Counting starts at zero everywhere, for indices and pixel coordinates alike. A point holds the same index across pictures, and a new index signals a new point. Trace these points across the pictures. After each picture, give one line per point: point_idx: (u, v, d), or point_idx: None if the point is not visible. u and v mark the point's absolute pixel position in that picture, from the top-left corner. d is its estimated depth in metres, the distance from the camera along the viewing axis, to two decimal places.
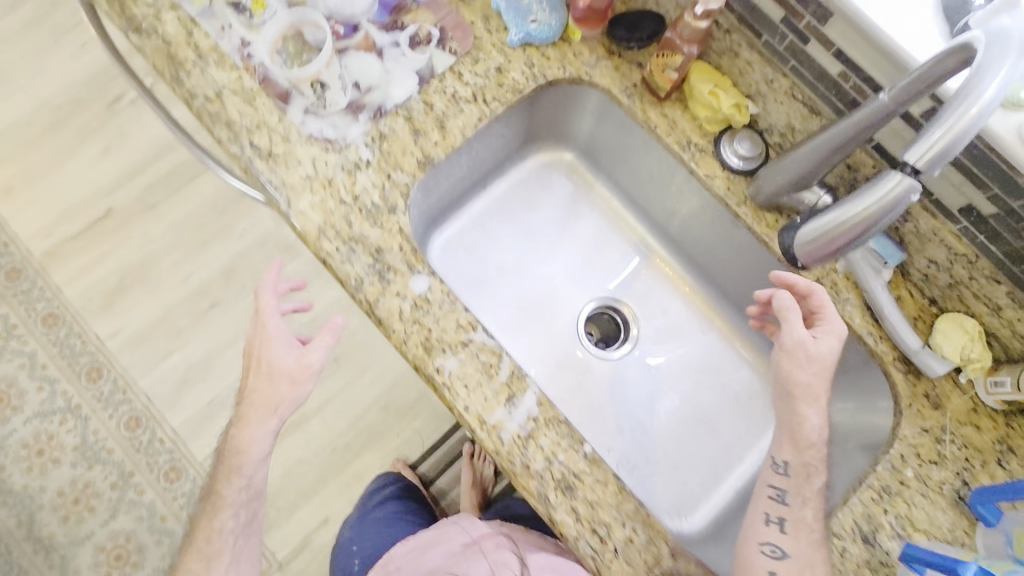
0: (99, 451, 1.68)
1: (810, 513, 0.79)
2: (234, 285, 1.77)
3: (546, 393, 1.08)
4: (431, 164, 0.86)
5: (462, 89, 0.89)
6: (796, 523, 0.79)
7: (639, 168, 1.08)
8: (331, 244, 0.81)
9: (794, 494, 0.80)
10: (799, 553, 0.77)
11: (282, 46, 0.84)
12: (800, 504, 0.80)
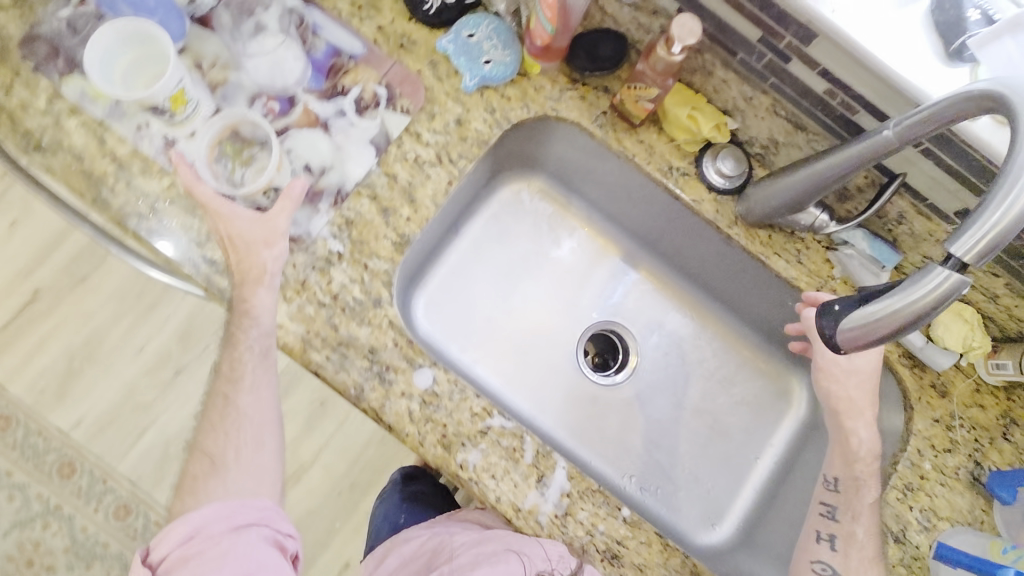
0: (94, 547, 1.59)
1: (860, 530, 0.83)
2: (194, 347, 1.65)
3: (559, 431, 1.08)
4: (408, 243, 0.79)
5: (425, 151, 0.81)
6: (847, 539, 0.83)
7: (615, 190, 1.04)
8: (320, 353, 0.75)
9: (845, 512, 0.84)
10: (850, 570, 0.82)
11: (221, 151, 0.76)
12: (850, 521, 0.83)
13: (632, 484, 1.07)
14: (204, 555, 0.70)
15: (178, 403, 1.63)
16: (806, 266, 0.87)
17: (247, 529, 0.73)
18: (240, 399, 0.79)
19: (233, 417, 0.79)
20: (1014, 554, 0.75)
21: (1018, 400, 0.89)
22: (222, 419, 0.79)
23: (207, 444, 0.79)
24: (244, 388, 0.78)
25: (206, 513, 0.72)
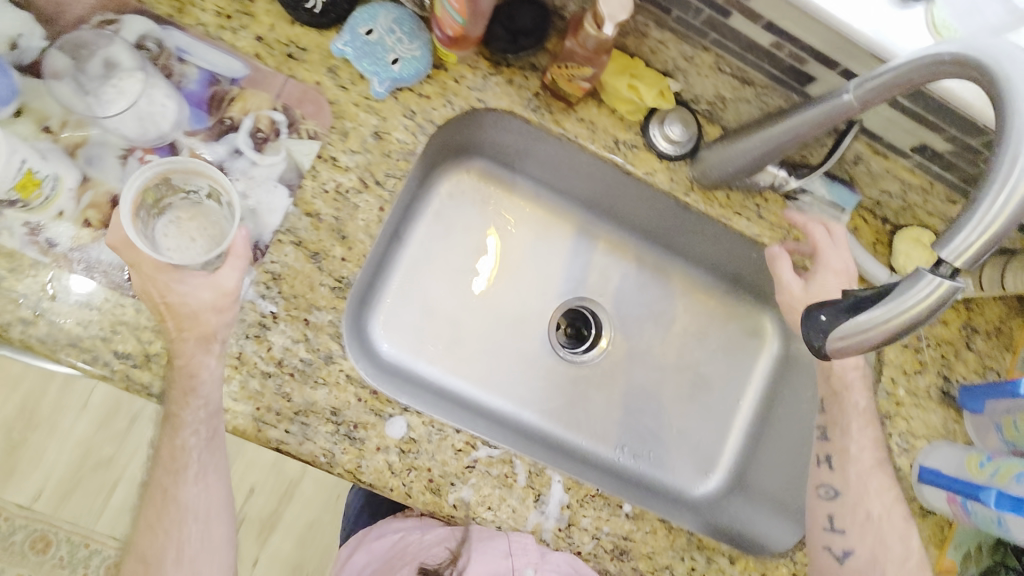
0: None
1: (851, 445, 0.84)
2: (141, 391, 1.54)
3: (548, 424, 1.02)
4: (349, 285, 0.71)
5: (345, 178, 0.71)
6: (843, 457, 0.85)
7: (559, 163, 0.95)
8: (277, 429, 0.68)
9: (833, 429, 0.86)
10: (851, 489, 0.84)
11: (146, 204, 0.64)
12: (841, 437, 0.85)
13: (626, 455, 1.04)
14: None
15: (140, 451, 1.53)
16: (767, 220, 0.83)
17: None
18: (184, 489, 0.70)
19: (173, 515, 0.70)
20: (990, 468, 0.76)
21: (976, 309, 0.91)
22: (157, 508, 0.70)
23: (145, 542, 0.70)
24: (188, 480, 0.70)
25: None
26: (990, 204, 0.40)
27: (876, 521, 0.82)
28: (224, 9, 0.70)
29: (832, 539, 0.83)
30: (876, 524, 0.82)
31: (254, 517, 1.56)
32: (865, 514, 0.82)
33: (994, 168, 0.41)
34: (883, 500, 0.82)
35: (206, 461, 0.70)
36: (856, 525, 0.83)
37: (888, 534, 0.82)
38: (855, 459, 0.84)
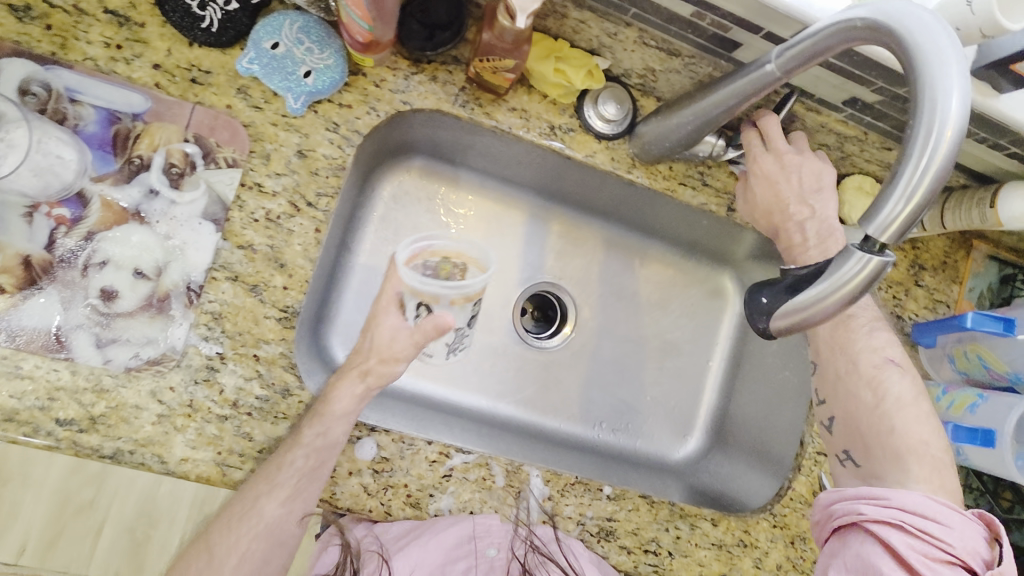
0: None
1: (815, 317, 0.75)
2: None
3: (524, 413, 1.02)
4: (295, 314, 0.69)
5: (274, 204, 0.68)
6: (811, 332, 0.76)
7: (500, 152, 0.93)
8: (243, 470, 0.66)
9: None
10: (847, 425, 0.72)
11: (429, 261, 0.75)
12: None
13: (605, 431, 1.06)
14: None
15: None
16: (712, 186, 0.84)
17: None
18: (267, 507, 0.63)
19: (250, 526, 0.63)
20: (946, 400, 0.80)
21: (923, 246, 0.93)
22: (230, 518, 0.63)
23: (209, 534, 0.63)
24: (274, 496, 0.64)
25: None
26: (913, 170, 0.41)
27: (848, 380, 0.71)
28: (113, 39, 0.65)
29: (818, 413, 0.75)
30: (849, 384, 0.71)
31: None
32: (836, 375, 0.72)
33: (911, 133, 0.42)
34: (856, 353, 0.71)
35: (294, 479, 0.64)
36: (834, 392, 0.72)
37: (861, 390, 0.70)
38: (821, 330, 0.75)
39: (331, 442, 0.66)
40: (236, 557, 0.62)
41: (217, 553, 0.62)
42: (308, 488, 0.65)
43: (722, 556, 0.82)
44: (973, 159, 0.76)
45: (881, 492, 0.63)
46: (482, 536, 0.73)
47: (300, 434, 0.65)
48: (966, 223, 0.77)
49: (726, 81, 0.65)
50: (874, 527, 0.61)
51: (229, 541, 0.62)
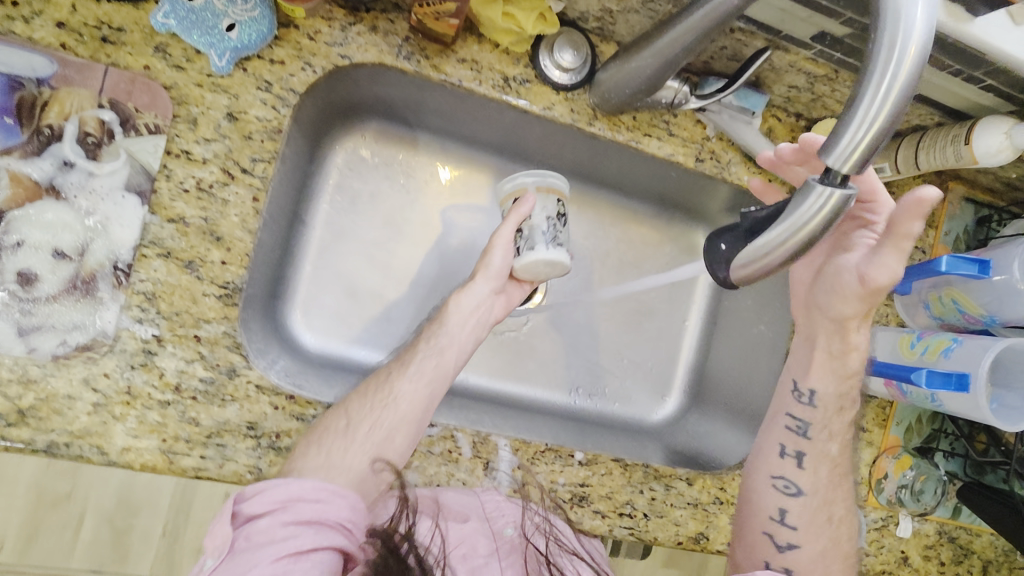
0: None
1: (829, 445, 0.77)
2: None
3: (497, 381, 1.00)
4: (237, 289, 0.64)
5: (205, 172, 0.63)
6: (814, 456, 0.77)
7: (456, 111, 0.88)
8: (192, 456, 0.63)
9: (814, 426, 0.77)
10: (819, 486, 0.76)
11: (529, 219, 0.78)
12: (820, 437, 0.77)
13: (581, 396, 1.04)
14: (252, 563, 0.51)
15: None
16: (678, 136, 0.79)
17: (334, 527, 0.56)
18: (398, 385, 0.70)
19: (380, 397, 0.69)
20: (921, 347, 0.78)
21: (897, 190, 0.90)
22: (366, 391, 0.69)
23: (348, 405, 0.68)
24: (410, 376, 0.71)
25: (300, 484, 0.57)
26: (875, 89, 0.37)
27: (835, 525, 0.76)
28: None
29: (777, 530, 0.75)
30: (833, 528, 0.76)
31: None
32: (826, 517, 0.76)
33: (873, 52, 0.38)
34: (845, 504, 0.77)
35: (429, 368, 0.72)
36: (807, 526, 0.75)
37: (844, 538, 0.76)
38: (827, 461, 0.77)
39: (448, 322, 0.76)
40: (368, 425, 0.66)
41: (354, 419, 0.66)
42: (428, 372, 0.72)
43: (698, 515, 0.82)
44: (949, 96, 0.72)
45: None
46: (495, 516, 0.68)
47: (435, 332, 0.76)
48: (941, 162, 0.75)
49: (682, 16, 0.60)
50: None
51: (364, 409, 0.67)
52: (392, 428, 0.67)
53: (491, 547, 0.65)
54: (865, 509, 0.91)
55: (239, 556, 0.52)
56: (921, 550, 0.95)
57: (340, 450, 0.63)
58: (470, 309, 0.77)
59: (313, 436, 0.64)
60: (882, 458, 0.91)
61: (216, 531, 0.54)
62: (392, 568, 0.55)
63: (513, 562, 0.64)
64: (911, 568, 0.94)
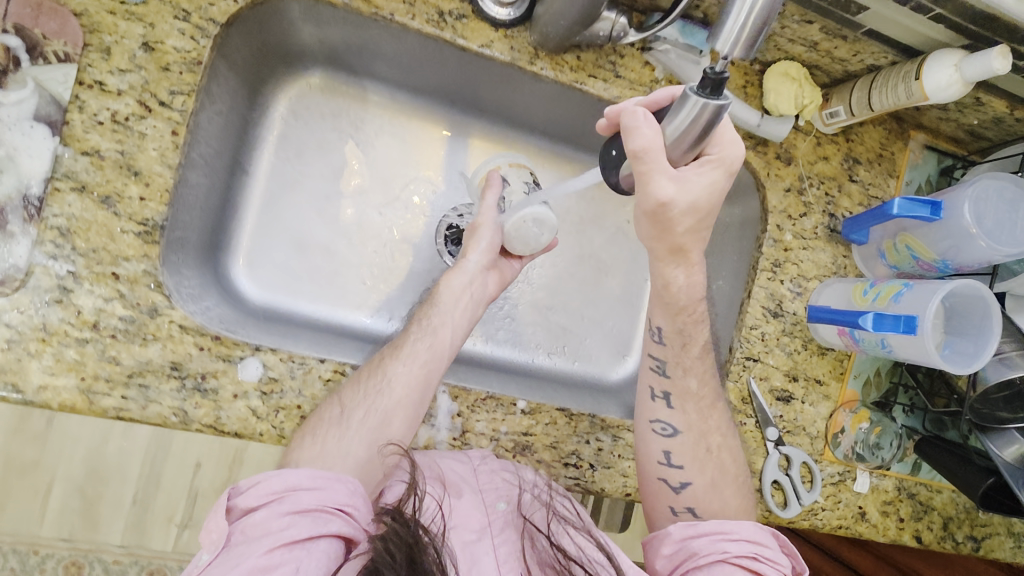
0: None
1: (693, 382, 0.78)
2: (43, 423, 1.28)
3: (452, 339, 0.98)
4: (160, 227, 0.63)
5: (120, 105, 0.61)
6: (681, 396, 0.78)
7: (402, 56, 0.85)
8: (113, 396, 0.61)
9: (676, 367, 0.79)
10: (691, 427, 0.78)
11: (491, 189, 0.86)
12: (683, 375, 0.78)
13: (540, 354, 1.02)
14: (248, 553, 0.53)
15: (74, 446, 1.29)
16: (626, 77, 0.77)
17: (332, 511, 0.57)
18: (395, 368, 0.70)
19: (375, 383, 0.69)
20: (873, 293, 0.77)
21: (857, 139, 0.88)
22: (360, 378, 0.69)
23: (342, 393, 0.68)
24: (404, 358, 0.71)
25: (296, 474, 0.59)
26: None
27: (716, 455, 0.78)
28: None
29: (669, 474, 0.77)
30: (716, 457, 0.78)
31: (205, 488, 1.37)
32: (705, 449, 0.78)
33: None
34: (724, 434, 0.79)
35: (423, 349, 0.73)
36: (694, 461, 0.77)
37: (727, 463, 0.78)
38: (696, 398, 0.78)
39: (440, 301, 0.77)
40: (363, 411, 0.67)
41: (348, 406, 0.67)
42: (422, 355, 0.72)
43: None
44: (904, 32, 0.69)
45: (729, 527, 0.71)
46: (488, 489, 0.67)
47: (429, 313, 0.77)
48: (894, 101, 0.72)
49: None
50: (738, 560, 0.69)
51: (358, 395, 0.67)
52: (387, 411, 0.68)
53: (483, 521, 0.64)
54: (820, 463, 0.88)
55: (236, 549, 0.54)
56: (879, 506, 0.90)
57: (336, 438, 0.65)
58: (462, 286, 0.79)
59: (308, 428, 0.65)
60: (839, 412, 0.89)
61: (213, 524, 0.56)
62: (410, 535, 0.55)
63: (506, 537, 0.63)
64: (868, 525, 0.89)
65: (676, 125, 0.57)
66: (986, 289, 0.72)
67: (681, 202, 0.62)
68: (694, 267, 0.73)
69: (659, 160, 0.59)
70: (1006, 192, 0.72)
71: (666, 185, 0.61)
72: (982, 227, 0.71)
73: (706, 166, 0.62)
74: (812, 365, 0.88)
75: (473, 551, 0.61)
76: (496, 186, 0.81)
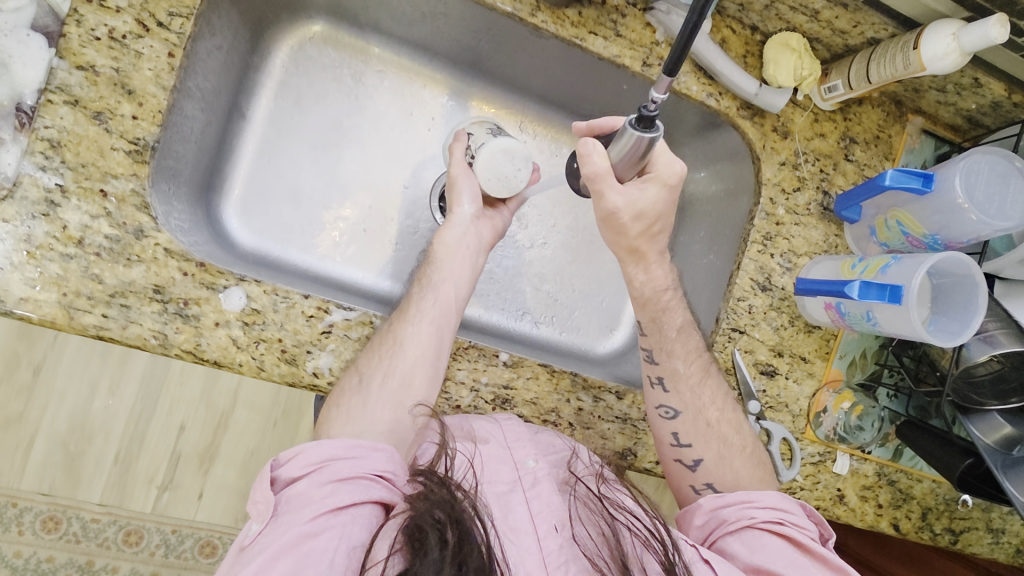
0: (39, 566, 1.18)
1: (680, 363, 0.78)
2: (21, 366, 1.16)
3: None
4: (153, 147, 0.64)
5: (118, 22, 0.63)
6: (674, 377, 0.77)
7: (406, 8, 0.85)
8: (94, 315, 0.61)
9: (660, 352, 0.78)
10: (688, 406, 0.76)
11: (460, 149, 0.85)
12: (668, 358, 0.78)
13: (527, 322, 0.98)
14: (293, 520, 0.52)
15: (59, 401, 1.17)
16: (626, 37, 0.79)
17: (372, 478, 0.57)
18: (399, 329, 0.70)
19: (388, 347, 0.68)
20: (860, 266, 0.77)
21: (855, 118, 0.88)
22: (373, 343, 0.69)
23: (358, 361, 0.68)
24: (415, 319, 0.71)
25: (333, 444, 0.58)
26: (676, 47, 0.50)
27: (717, 428, 0.76)
28: None
29: (682, 453, 0.76)
30: (717, 429, 0.76)
31: (189, 453, 1.22)
32: (706, 424, 0.76)
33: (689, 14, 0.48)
34: (721, 406, 0.77)
35: (429, 307, 0.72)
36: (699, 437, 0.76)
37: (730, 434, 0.76)
38: (685, 377, 0.77)
39: (439, 260, 0.77)
40: (381, 376, 0.67)
41: (366, 373, 0.67)
42: (428, 316, 0.72)
43: (626, 430, 0.80)
44: None
45: (753, 496, 0.70)
46: (517, 446, 0.67)
47: (429, 272, 0.77)
48: (891, 72, 0.73)
49: None
50: (767, 525, 0.67)
51: (373, 360, 0.67)
52: (407, 371, 0.67)
53: (513, 475, 0.65)
54: (801, 442, 0.86)
55: (282, 517, 0.53)
56: (858, 491, 0.87)
57: (360, 405, 0.65)
58: (456, 239, 0.78)
59: (331, 400, 0.65)
60: (823, 390, 0.87)
61: (258, 495, 0.55)
62: (449, 495, 0.55)
63: (536, 492, 0.63)
64: (846, 508, 0.87)
65: (618, 150, 0.63)
66: (970, 261, 0.71)
67: (628, 211, 0.68)
68: (652, 266, 0.77)
69: (607, 182, 0.66)
70: (997, 166, 0.72)
71: (615, 197, 0.67)
72: (972, 200, 0.71)
73: (649, 184, 0.68)
74: (798, 342, 0.87)
75: (506, 501, 0.62)
76: (462, 141, 0.82)
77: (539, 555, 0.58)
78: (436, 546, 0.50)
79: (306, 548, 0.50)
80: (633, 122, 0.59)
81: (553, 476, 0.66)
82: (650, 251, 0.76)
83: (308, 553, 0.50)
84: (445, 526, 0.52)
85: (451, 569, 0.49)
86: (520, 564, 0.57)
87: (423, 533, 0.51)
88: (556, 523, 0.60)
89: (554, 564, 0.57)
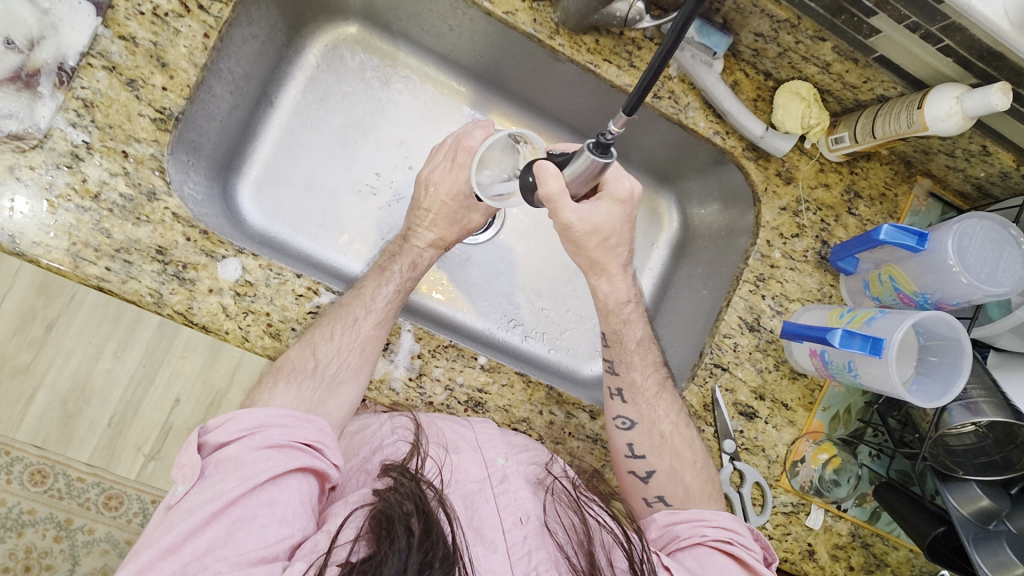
0: (20, 515, 1.12)
1: (637, 376, 0.77)
2: None
3: (421, 298, 0.96)
4: (175, 118, 0.69)
5: (163, 1, 0.69)
6: (631, 390, 0.77)
7: (434, 21, 0.88)
8: (98, 266, 0.64)
9: (620, 362, 0.78)
10: (643, 416, 0.76)
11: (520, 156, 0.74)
12: (628, 370, 0.78)
13: (517, 334, 0.99)
14: (223, 484, 0.52)
15: (64, 357, 0.78)
16: (639, 68, 0.82)
17: (303, 448, 0.58)
18: (364, 328, 0.70)
19: (348, 339, 0.69)
20: (847, 317, 0.77)
21: (861, 173, 0.89)
22: (333, 329, 0.69)
23: (315, 338, 0.68)
24: (370, 322, 0.71)
25: (266, 411, 0.58)
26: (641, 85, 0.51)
27: (670, 440, 0.75)
28: None
29: (635, 465, 0.75)
30: (670, 443, 0.75)
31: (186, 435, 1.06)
32: (660, 436, 0.75)
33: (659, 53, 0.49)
34: (674, 420, 0.76)
35: (391, 294, 0.75)
36: (654, 449, 0.75)
37: (682, 447, 0.75)
38: (642, 388, 0.77)
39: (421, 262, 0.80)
40: (335, 366, 0.68)
41: (322, 360, 0.67)
42: (392, 319, 0.73)
43: (596, 451, 0.80)
44: (913, 60, 0.72)
45: (705, 514, 0.69)
46: (487, 446, 0.67)
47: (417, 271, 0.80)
48: (894, 129, 0.75)
49: None
50: (716, 544, 0.67)
51: (331, 352, 0.68)
52: (357, 367, 0.69)
53: (483, 474, 0.65)
54: (775, 489, 0.84)
55: (211, 479, 0.53)
56: (829, 549, 0.84)
57: (310, 388, 0.66)
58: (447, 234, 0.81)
59: (280, 374, 0.65)
60: (802, 440, 0.85)
61: (184, 458, 0.54)
62: (418, 488, 0.56)
63: (506, 492, 0.63)
64: (815, 565, 0.83)
65: (572, 169, 0.63)
66: (957, 322, 0.70)
67: (582, 226, 0.69)
68: (616, 278, 0.76)
69: (562, 203, 0.66)
70: (993, 232, 0.72)
71: (569, 214, 0.67)
72: (963, 263, 0.70)
73: (602, 199, 0.69)
74: (781, 388, 0.86)
75: (473, 501, 0.63)
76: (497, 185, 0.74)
77: (504, 549, 0.58)
78: (404, 538, 0.51)
79: (236, 513, 0.51)
80: (593, 146, 0.59)
81: (524, 473, 0.65)
82: (612, 263, 0.75)
83: (239, 518, 0.50)
84: (412, 515, 0.53)
85: (418, 556, 0.50)
86: (485, 562, 0.57)
87: (392, 522, 0.52)
88: (522, 516, 0.61)
89: (518, 555, 0.58)
